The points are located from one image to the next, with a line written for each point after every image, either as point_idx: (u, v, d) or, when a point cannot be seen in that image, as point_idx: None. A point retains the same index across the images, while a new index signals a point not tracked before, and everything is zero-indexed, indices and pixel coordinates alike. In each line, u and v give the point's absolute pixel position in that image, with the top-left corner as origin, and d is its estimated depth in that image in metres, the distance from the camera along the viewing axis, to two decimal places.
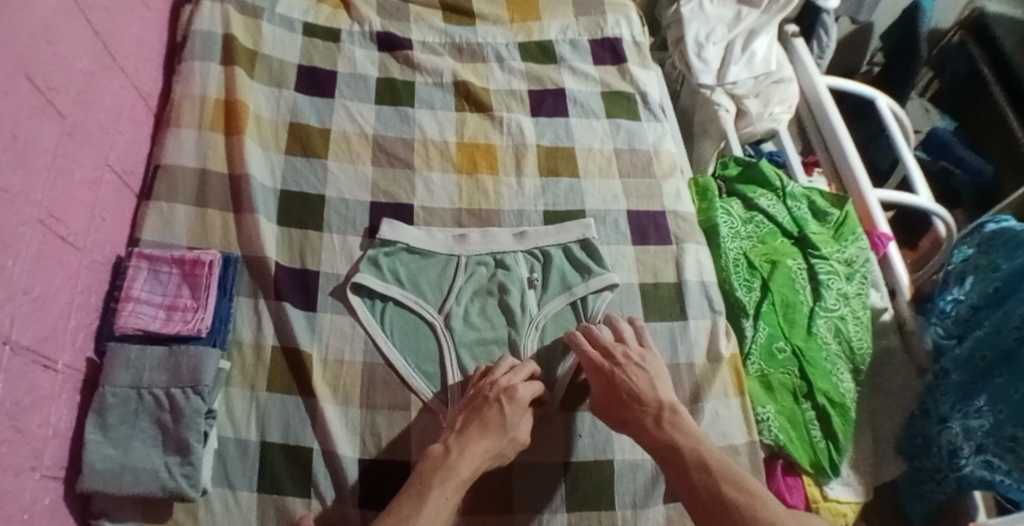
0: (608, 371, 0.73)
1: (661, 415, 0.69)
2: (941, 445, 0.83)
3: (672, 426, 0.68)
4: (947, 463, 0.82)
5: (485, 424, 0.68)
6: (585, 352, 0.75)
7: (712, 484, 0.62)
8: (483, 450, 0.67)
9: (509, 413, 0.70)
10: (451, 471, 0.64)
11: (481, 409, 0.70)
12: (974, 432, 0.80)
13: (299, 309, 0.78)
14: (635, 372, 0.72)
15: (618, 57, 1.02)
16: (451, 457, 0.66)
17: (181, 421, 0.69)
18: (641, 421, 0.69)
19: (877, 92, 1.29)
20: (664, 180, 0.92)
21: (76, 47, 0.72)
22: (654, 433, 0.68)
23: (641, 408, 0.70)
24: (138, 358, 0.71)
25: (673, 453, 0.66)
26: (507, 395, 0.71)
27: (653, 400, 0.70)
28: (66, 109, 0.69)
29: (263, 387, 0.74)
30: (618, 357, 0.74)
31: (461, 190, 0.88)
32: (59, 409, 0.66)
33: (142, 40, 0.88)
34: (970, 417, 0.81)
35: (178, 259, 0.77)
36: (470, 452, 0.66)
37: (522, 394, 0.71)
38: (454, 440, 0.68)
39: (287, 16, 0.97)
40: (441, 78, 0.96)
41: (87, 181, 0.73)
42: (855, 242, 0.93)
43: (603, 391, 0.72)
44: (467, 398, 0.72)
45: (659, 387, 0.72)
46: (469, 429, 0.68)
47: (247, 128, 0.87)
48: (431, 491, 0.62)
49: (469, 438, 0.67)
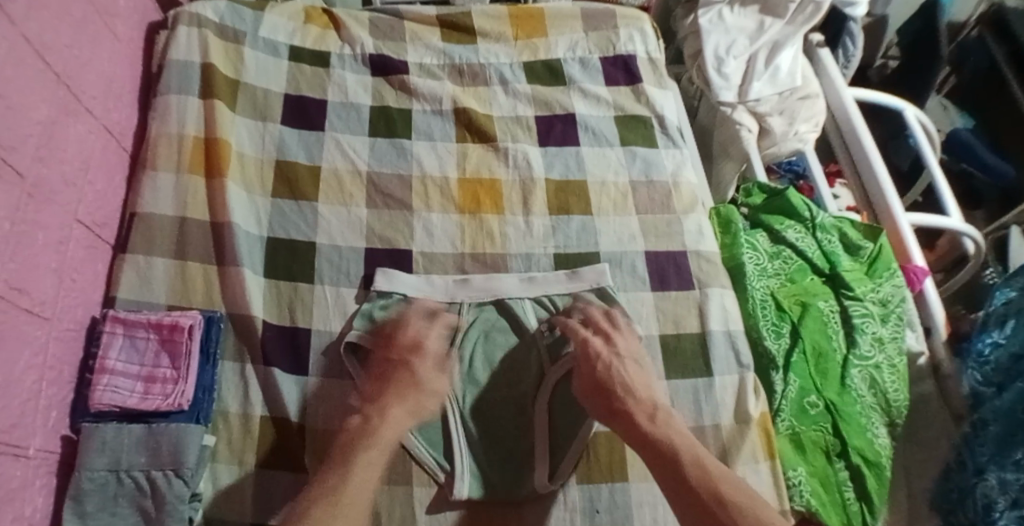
0: (606, 358, 0.69)
1: (656, 413, 0.64)
2: (975, 498, 0.73)
3: (668, 425, 0.63)
4: (981, 519, 0.72)
5: (395, 387, 0.66)
6: (583, 338, 0.71)
7: (709, 482, 0.58)
8: (402, 412, 0.65)
9: (417, 370, 0.68)
10: (373, 435, 0.61)
11: (384, 372, 0.68)
12: (1010, 485, 0.71)
13: (288, 375, 0.72)
14: (630, 365, 0.69)
15: (632, 76, 0.94)
16: (371, 422, 0.63)
17: (163, 508, 0.63)
18: (634, 418, 0.64)
19: (905, 102, 1.20)
20: (685, 216, 0.85)
21: (33, 94, 0.64)
22: (648, 430, 0.63)
23: (635, 402, 0.65)
24: (116, 439, 0.65)
25: (670, 448, 0.61)
26: (411, 353, 0.69)
27: (649, 400, 0.66)
28: (24, 167, 0.62)
29: (252, 462, 0.68)
30: (617, 346, 0.70)
31: (464, 232, 0.81)
32: (32, 500, 0.60)
33: (112, 74, 0.80)
34: (1006, 469, 0.72)
35: (156, 323, 0.69)
36: (389, 416, 0.64)
37: (426, 346, 0.70)
38: (369, 407, 0.65)
39: (271, 40, 0.90)
40: (440, 105, 0.89)
41: (53, 241, 0.66)
42: (892, 279, 0.86)
43: (595, 374, 0.68)
44: (373, 366, 0.70)
45: (653, 390, 0.67)
46: (385, 393, 0.66)
47: (230, 170, 0.79)
48: (355, 458, 0.59)
49: (387, 402, 0.65)
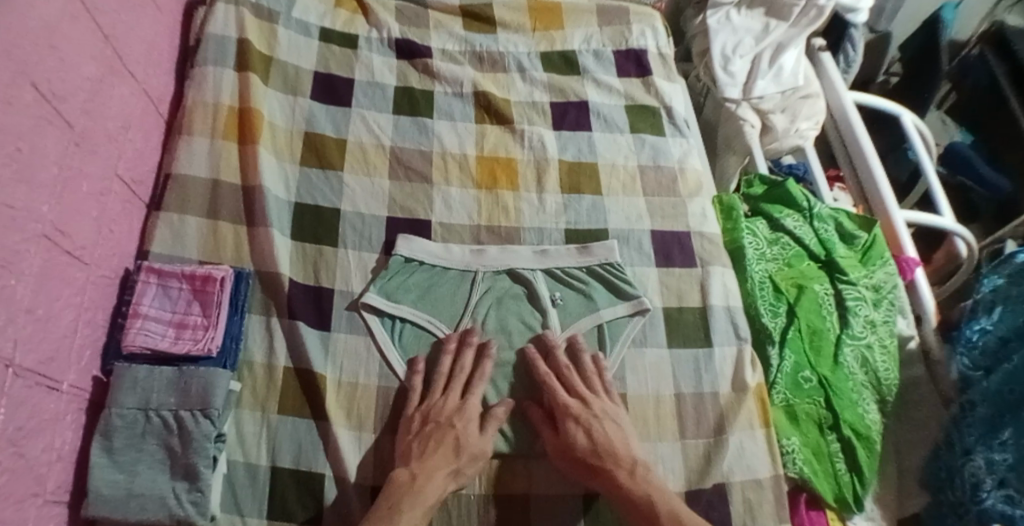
0: (584, 422, 0.70)
1: (635, 468, 0.67)
2: (964, 478, 0.77)
3: (646, 479, 0.66)
4: (970, 498, 0.76)
5: (440, 447, 0.67)
6: (561, 397, 0.71)
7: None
8: (446, 472, 0.66)
9: (463, 434, 0.69)
10: (417, 496, 0.64)
11: (435, 433, 0.69)
12: (997, 465, 0.75)
13: (313, 330, 0.76)
14: (608, 425, 0.70)
15: (643, 68, 0.99)
16: (416, 482, 0.65)
17: (189, 446, 0.66)
18: (613, 475, 0.67)
19: (902, 108, 1.25)
20: (689, 199, 0.89)
21: (82, 52, 0.68)
22: (628, 488, 0.66)
23: (615, 462, 0.67)
24: (146, 379, 0.68)
25: (647, 505, 0.64)
26: (456, 415, 0.70)
27: (628, 455, 0.68)
28: (73, 118, 0.66)
29: (274, 409, 0.72)
30: (594, 405, 0.71)
31: (481, 205, 0.86)
32: (63, 433, 0.63)
33: (153, 44, 0.85)
34: (993, 450, 0.76)
35: (189, 274, 0.74)
36: (435, 480, 0.65)
37: (470, 407, 0.71)
38: (416, 465, 0.66)
39: (304, 21, 0.95)
40: (460, 88, 0.94)
41: (94, 192, 0.70)
42: (884, 267, 0.90)
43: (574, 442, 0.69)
44: (415, 423, 0.70)
45: (633, 446, 0.69)
46: (431, 455, 0.67)
47: (262, 138, 0.84)
48: (399, 517, 0.62)
49: (433, 465, 0.66)
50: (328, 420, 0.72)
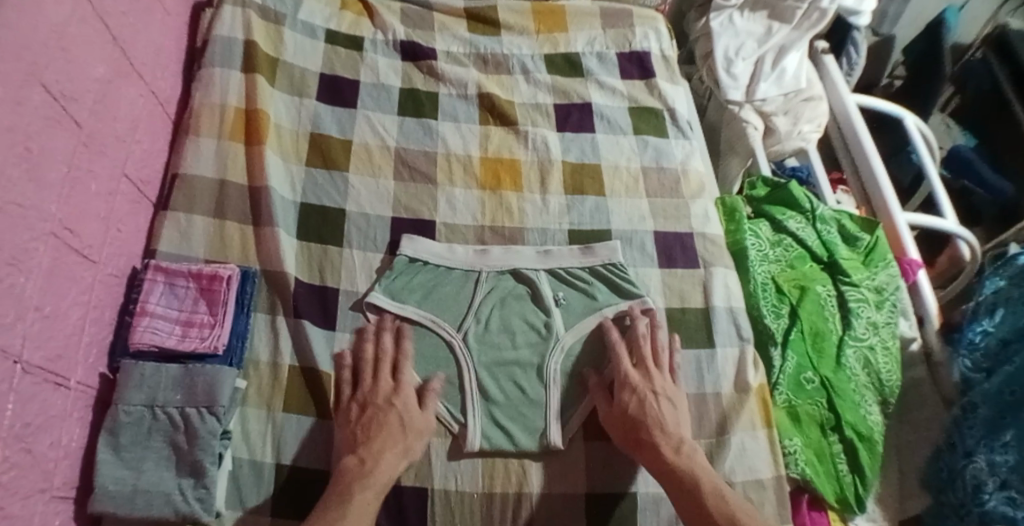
0: (640, 395, 0.71)
1: (681, 447, 0.68)
2: (965, 479, 0.77)
3: (691, 458, 0.68)
4: (971, 499, 0.76)
5: (385, 430, 0.68)
6: (624, 372, 0.73)
7: (728, 514, 0.63)
8: (395, 455, 0.67)
9: (404, 413, 0.69)
10: (367, 479, 0.64)
11: (376, 417, 0.69)
12: (998, 467, 0.75)
13: (319, 329, 0.77)
14: (664, 404, 0.71)
15: (646, 71, 1.00)
16: (367, 465, 0.65)
17: (196, 443, 0.67)
18: (658, 449, 0.68)
19: (905, 111, 1.25)
20: (692, 201, 0.90)
21: (91, 55, 0.69)
22: (671, 462, 0.67)
23: (663, 437, 0.68)
24: (154, 377, 0.69)
25: (690, 479, 0.66)
26: (394, 396, 0.70)
27: (677, 433, 0.69)
28: (82, 119, 0.67)
29: (280, 407, 0.73)
30: (654, 383, 0.72)
31: (484, 206, 0.86)
32: (70, 429, 0.64)
33: (160, 46, 0.86)
34: (994, 451, 0.76)
35: (196, 273, 0.74)
36: (382, 462, 0.66)
37: (407, 387, 0.71)
38: (364, 449, 0.66)
39: (310, 23, 0.96)
40: (465, 90, 0.94)
41: (102, 192, 0.70)
42: (886, 269, 0.91)
43: (625, 410, 0.71)
44: (354, 408, 0.70)
45: (682, 425, 0.71)
46: (375, 437, 0.67)
47: (268, 139, 0.85)
48: (353, 498, 0.62)
49: (380, 447, 0.66)
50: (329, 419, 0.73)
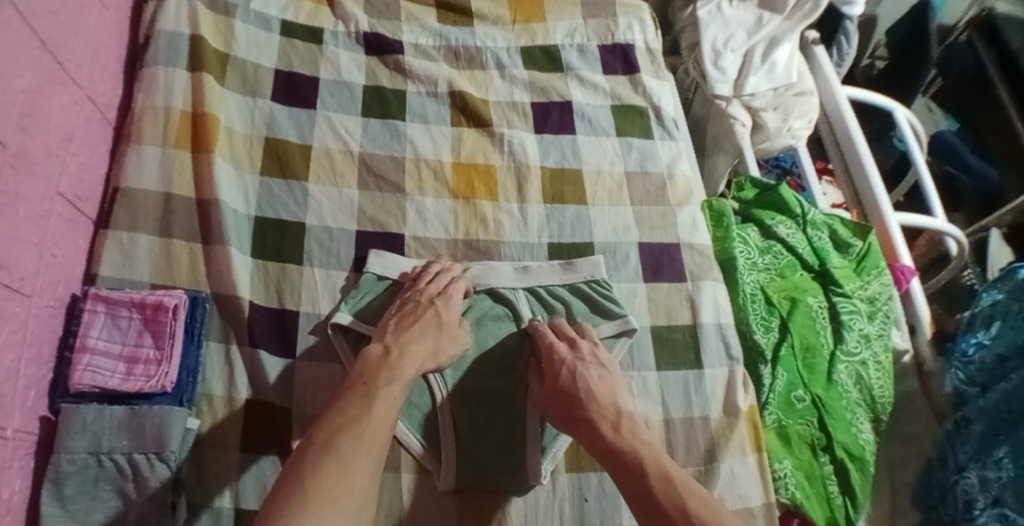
0: (570, 364, 0.68)
1: (619, 423, 0.63)
2: (957, 495, 0.74)
3: (632, 434, 0.62)
4: (962, 517, 0.73)
5: (420, 322, 0.68)
6: (550, 343, 0.70)
7: (675, 495, 0.54)
8: (422, 350, 0.67)
9: (443, 313, 0.70)
10: (394, 370, 0.63)
11: (414, 309, 0.70)
12: (990, 484, 0.71)
13: (277, 357, 0.71)
14: (595, 371, 0.68)
15: (631, 66, 0.93)
16: (392, 356, 0.65)
17: (147, 493, 0.62)
18: (597, 429, 0.63)
19: (895, 103, 1.20)
20: (679, 208, 0.85)
21: (17, 60, 0.61)
22: (612, 441, 0.61)
23: (598, 411, 0.64)
24: (96, 420, 0.62)
25: (631, 455, 0.59)
26: (439, 296, 0.71)
27: (614, 407, 0.65)
28: (7, 137, 0.59)
29: (239, 447, 0.67)
30: (582, 350, 0.70)
31: (457, 217, 0.80)
32: (12, 480, 0.57)
33: (96, 43, 0.77)
34: (988, 468, 0.72)
35: (140, 302, 0.67)
36: (409, 351, 0.66)
37: (454, 294, 0.72)
38: (391, 339, 0.67)
39: (264, 14, 0.87)
40: (435, 88, 0.87)
41: (34, 215, 0.63)
42: (879, 278, 0.87)
43: (558, 383, 0.67)
44: (397, 305, 0.71)
45: (618, 394, 0.67)
46: (408, 329, 0.68)
47: (218, 146, 0.77)
48: (378, 392, 0.61)
49: (409, 338, 0.67)
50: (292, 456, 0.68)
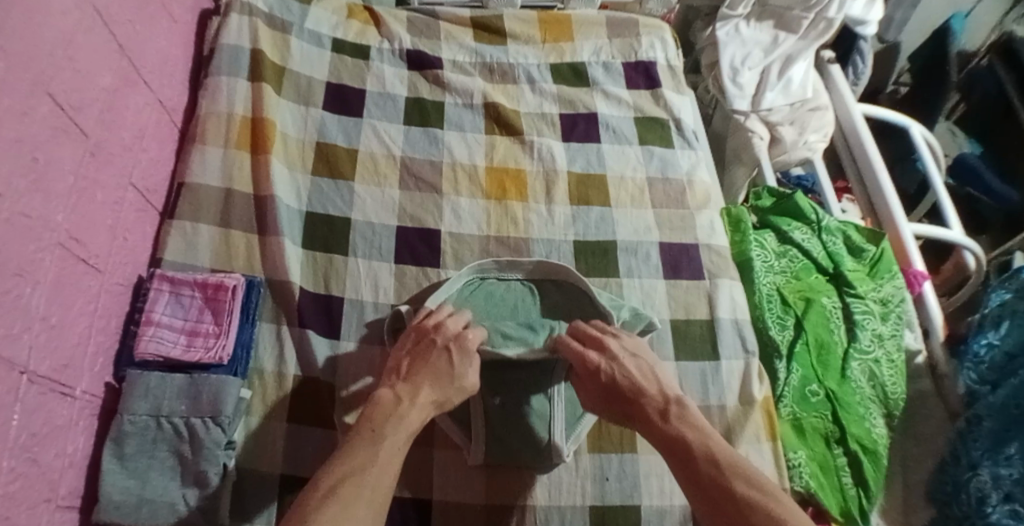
0: (607, 369, 0.69)
1: (668, 408, 0.64)
2: (969, 491, 0.76)
3: (680, 419, 0.63)
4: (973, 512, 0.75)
5: (431, 367, 0.67)
6: (579, 353, 0.70)
7: (721, 478, 0.57)
8: (430, 399, 0.65)
9: (455, 360, 0.68)
10: (401, 419, 0.62)
11: (426, 352, 0.69)
12: (1002, 480, 0.75)
13: (322, 337, 0.77)
14: (630, 362, 0.69)
15: (652, 81, 1.00)
16: (402, 405, 0.64)
17: (199, 453, 0.67)
18: (646, 415, 0.65)
19: (910, 120, 1.25)
20: (698, 211, 0.90)
21: (98, 64, 0.69)
22: (661, 428, 0.63)
23: (647, 401, 0.66)
24: (159, 386, 0.68)
25: (681, 444, 0.61)
26: (455, 339, 0.70)
27: (661, 394, 0.66)
28: (89, 128, 0.67)
29: (285, 418, 0.73)
30: (611, 349, 0.70)
31: (490, 216, 0.86)
32: (76, 437, 0.64)
33: (167, 54, 0.86)
34: (999, 464, 0.76)
35: (201, 283, 0.74)
36: (418, 401, 0.64)
37: (470, 339, 0.70)
38: (402, 386, 0.66)
39: (316, 32, 0.96)
40: (471, 99, 0.95)
41: (108, 202, 0.70)
42: (892, 280, 0.90)
43: (604, 384, 0.68)
44: (410, 341, 0.70)
45: (662, 381, 0.68)
46: (418, 376, 0.67)
47: (274, 148, 0.85)
48: (385, 439, 0.60)
49: (418, 385, 0.66)
50: (333, 429, 0.74)
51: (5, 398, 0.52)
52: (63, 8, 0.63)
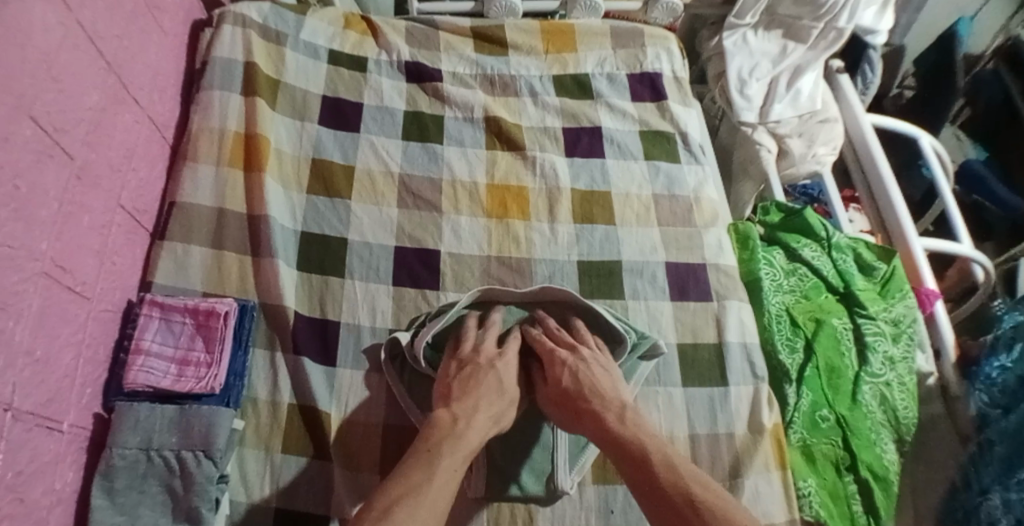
0: (571, 366, 0.69)
1: (624, 413, 0.65)
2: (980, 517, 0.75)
3: (636, 423, 0.63)
4: None
5: (482, 384, 0.67)
6: (551, 349, 0.71)
7: (679, 484, 0.56)
8: (487, 416, 0.65)
9: (502, 377, 0.68)
10: (458, 439, 0.61)
11: (474, 373, 0.68)
12: (1014, 505, 0.72)
13: (318, 364, 0.74)
14: (597, 370, 0.69)
15: (658, 93, 0.97)
16: (461, 424, 0.62)
17: (191, 488, 0.65)
18: (600, 416, 0.64)
19: (920, 130, 1.22)
20: (705, 230, 0.87)
21: (85, 82, 0.67)
22: (614, 428, 0.63)
23: (601, 404, 0.66)
24: (148, 418, 0.66)
25: (636, 447, 0.60)
26: (495, 356, 0.70)
27: (617, 399, 0.66)
28: (75, 150, 0.64)
29: (279, 449, 0.71)
30: (583, 353, 0.71)
31: (491, 235, 0.84)
32: (64, 474, 0.61)
33: (157, 68, 0.83)
34: (1010, 490, 0.73)
35: (192, 308, 0.72)
36: (476, 420, 0.63)
37: (508, 353, 0.71)
38: (457, 405, 0.65)
39: (312, 44, 0.93)
40: (471, 113, 0.92)
41: (96, 226, 0.68)
42: (904, 300, 0.88)
43: (561, 383, 0.68)
44: (454, 367, 0.70)
45: (620, 390, 0.68)
46: (468, 393, 0.66)
47: (268, 165, 0.82)
48: (440, 460, 0.59)
49: (474, 405, 0.65)
50: (329, 460, 0.71)
51: None
52: (47, 26, 0.61)
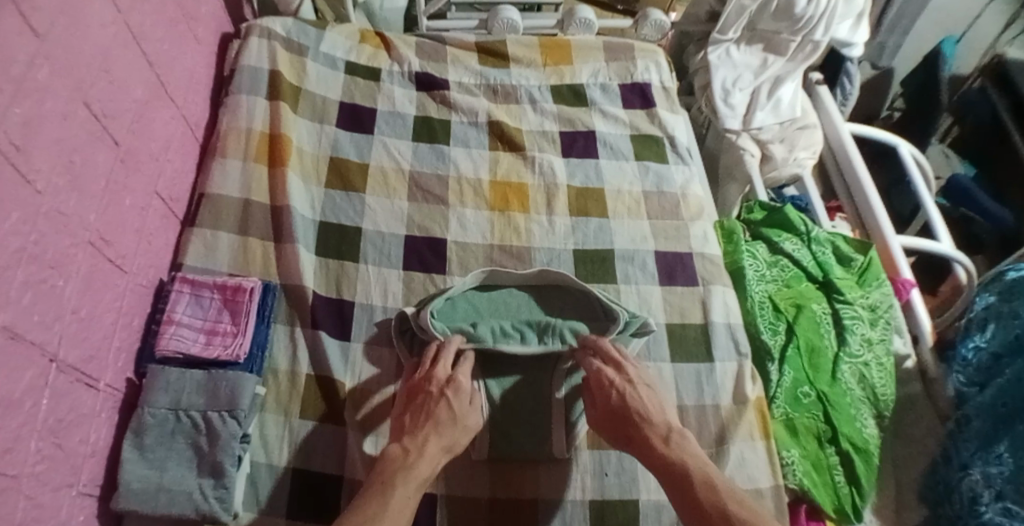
0: (619, 387, 0.72)
1: (669, 436, 0.68)
2: (962, 492, 0.78)
3: (680, 447, 0.67)
4: (968, 512, 0.76)
5: (432, 416, 0.69)
6: (598, 369, 0.74)
7: (717, 500, 0.61)
8: (438, 446, 0.67)
9: (453, 406, 0.71)
10: (410, 469, 0.64)
11: (426, 403, 0.71)
12: (994, 478, 0.76)
13: (334, 338, 0.81)
14: (642, 390, 0.72)
15: (647, 101, 1.06)
16: (409, 457, 0.65)
17: (217, 445, 0.70)
18: (647, 440, 0.68)
19: (898, 139, 1.30)
20: (692, 222, 0.94)
21: (131, 78, 0.75)
22: (661, 452, 0.67)
23: (651, 428, 0.69)
24: (178, 381, 0.72)
25: (681, 469, 0.65)
26: (446, 385, 0.72)
27: (663, 422, 0.70)
28: (120, 136, 0.72)
29: (297, 413, 0.76)
30: (629, 372, 0.74)
31: (494, 226, 0.91)
32: (98, 428, 0.67)
33: (191, 72, 0.92)
34: (990, 464, 0.77)
35: (220, 285, 0.79)
36: (426, 451, 0.66)
37: (461, 381, 0.73)
38: (409, 439, 0.67)
39: (331, 55, 1.02)
40: (475, 117, 1.00)
41: (135, 206, 0.75)
42: (880, 288, 0.94)
43: (609, 404, 0.72)
44: (407, 396, 0.73)
45: (666, 411, 0.71)
46: (421, 426, 0.69)
47: (290, 161, 0.90)
48: (395, 489, 0.62)
49: (424, 438, 0.67)
50: (344, 427, 0.77)
51: (35, 383, 0.56)
52: (102, 28, 0.69)
